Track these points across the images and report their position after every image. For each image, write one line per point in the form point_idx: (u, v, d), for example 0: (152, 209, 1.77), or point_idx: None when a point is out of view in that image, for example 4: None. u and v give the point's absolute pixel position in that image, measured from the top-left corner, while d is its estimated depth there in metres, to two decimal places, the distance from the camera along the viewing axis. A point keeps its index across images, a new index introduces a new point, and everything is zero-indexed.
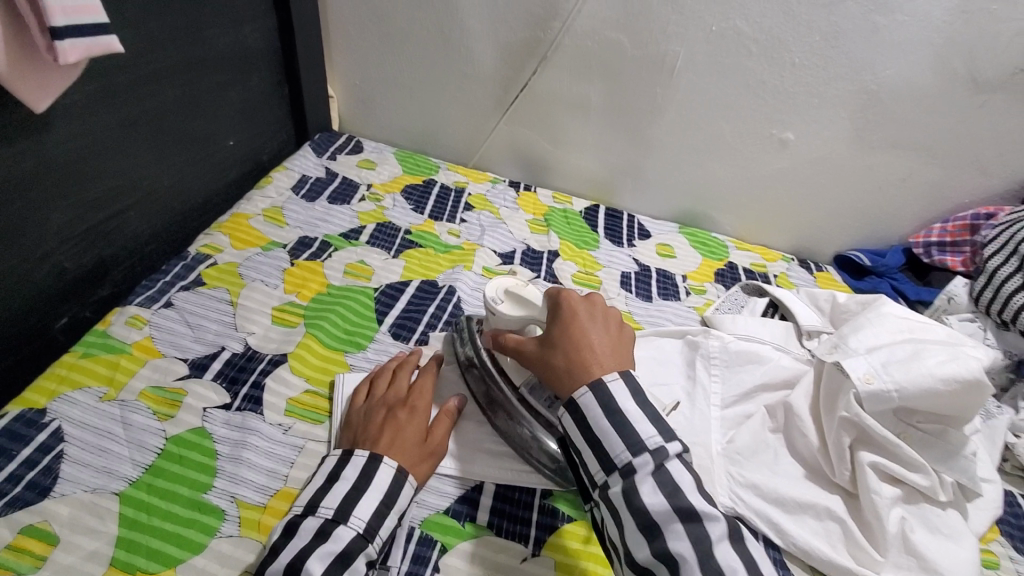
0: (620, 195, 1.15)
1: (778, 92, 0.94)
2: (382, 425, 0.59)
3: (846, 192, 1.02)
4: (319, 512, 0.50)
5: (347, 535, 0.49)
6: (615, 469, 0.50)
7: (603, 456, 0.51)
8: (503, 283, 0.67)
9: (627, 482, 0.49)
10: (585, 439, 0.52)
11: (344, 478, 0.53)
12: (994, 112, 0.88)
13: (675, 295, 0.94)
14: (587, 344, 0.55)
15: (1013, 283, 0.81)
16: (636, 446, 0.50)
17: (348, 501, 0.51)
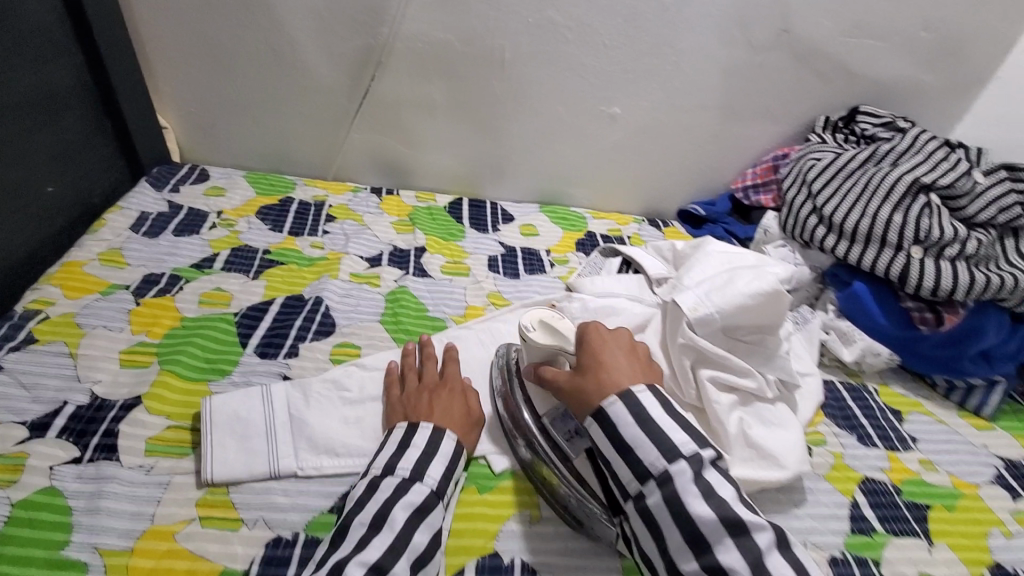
0: (482, 185, 1.20)
1: (598, 72, 1.04)
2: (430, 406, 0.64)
3: (674, 153, 1.15)
4: (398, 471, 0.56)
5: (422, 491, 0.55)
6: (650, 478, 0.54)
7: (637, 465, 0.54)
8: (539, 313, 0.68)
9: (664, 490, 0.52)
10: (613, 446, 0.56)
11: (414, 446, 0.59)
12: (771, 67, 1.03)
13: (540, 268, 1.00)
14: (615, 377, 0.59)
15: (806, 209, 0.95)
16: (671, 453, 0.53)
17: (422, 463, 0.58)
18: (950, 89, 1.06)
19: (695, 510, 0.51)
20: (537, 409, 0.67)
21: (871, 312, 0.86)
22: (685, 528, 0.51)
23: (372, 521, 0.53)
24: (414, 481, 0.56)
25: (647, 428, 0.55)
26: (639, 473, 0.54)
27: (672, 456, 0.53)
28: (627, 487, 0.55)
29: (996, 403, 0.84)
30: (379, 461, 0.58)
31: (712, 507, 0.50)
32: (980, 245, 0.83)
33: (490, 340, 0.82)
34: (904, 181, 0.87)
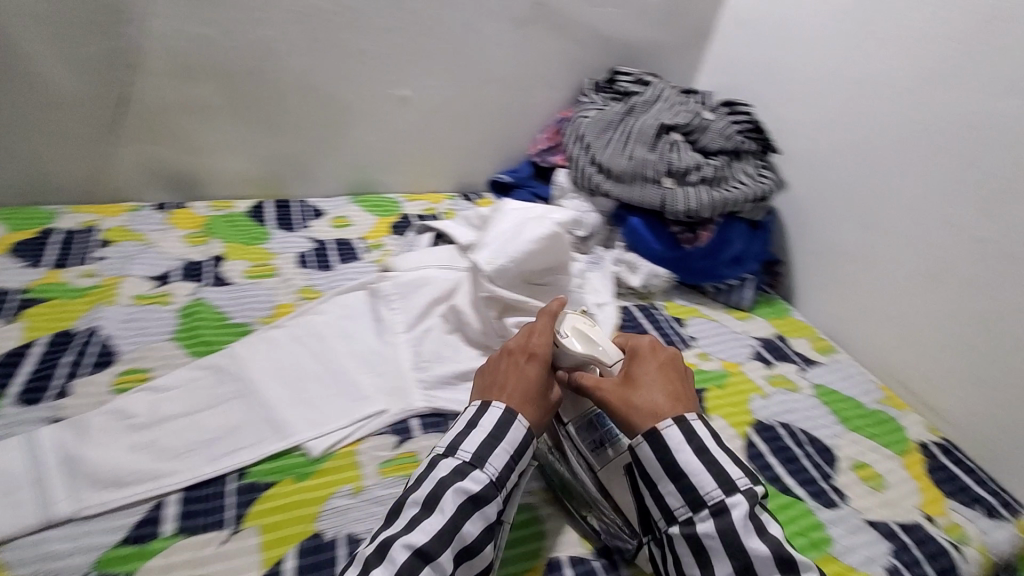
0: (287, 185, 1.15)
1: (377, 56, 1.06)
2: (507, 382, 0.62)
3: (471, 128, 1.21)
4: (459, 453, 0.56)
5: (472, 485, 0.54)
6: (704, 506, 0.53)
7: (693, 494, 0.54)
8: (569, 319, 0.67)
9: (718, 520, 0.52)
10: (660, 467, 0.55)
11: (479, 427, 0.58)
12: (536, 39, 1.13)
13: (354, 256, 1.00)
14: (655, 400, 0.58)
15: (585, 162, 1.05)
16: (729, 485, 0.53)
17: (484, 448, 0.56)
18: (683, 45, 1.24)
19: (751, 545, 0.51)
20: (563, 416, 0.68)
21: (647, 241, 1.00)
22: (735, 556, 0.51)
23: (427, 500, 0.53)
24: (461, 476, 0.54)
25: (708, 462, 0.54)
26: (691, 500, 0.54)
27: (730, 488, 0.53)
28: (676, 512, 0.55)
29: (752, 295, 1.02)
30: (445, 439, 0.59)
31: (766, 543, 0.51)
32: (715, 168, 0.99)
33: (303, 334, 0.80)
34: (652, 125, 1.02)
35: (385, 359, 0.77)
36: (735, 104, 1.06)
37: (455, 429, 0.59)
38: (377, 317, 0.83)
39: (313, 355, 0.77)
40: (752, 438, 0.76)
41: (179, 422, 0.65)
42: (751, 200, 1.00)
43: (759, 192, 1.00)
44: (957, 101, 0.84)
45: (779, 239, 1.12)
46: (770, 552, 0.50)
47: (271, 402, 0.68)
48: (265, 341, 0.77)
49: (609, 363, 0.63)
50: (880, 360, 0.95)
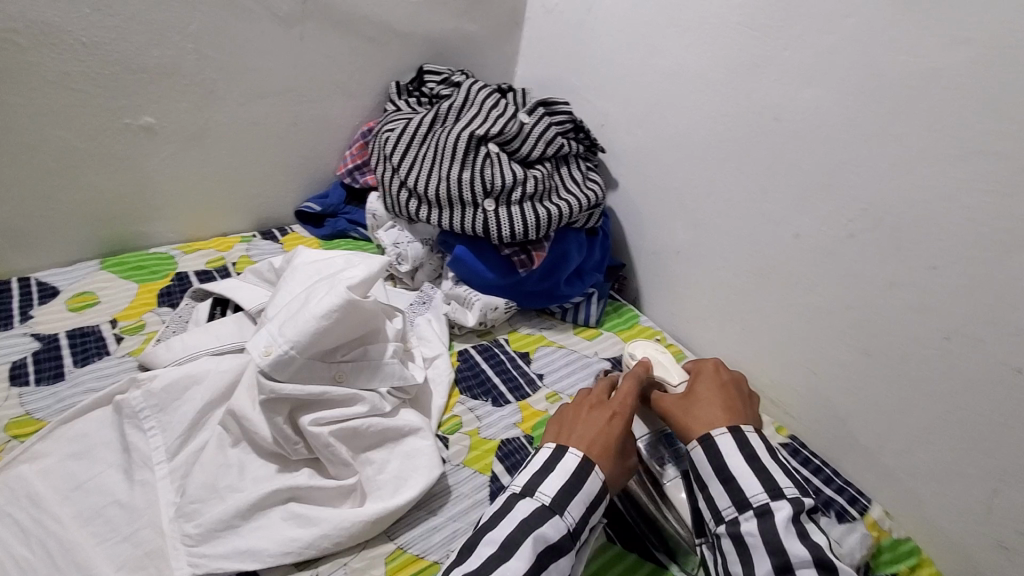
0: (1, 260, 0.85)
1: (91, 77, 0.80)
2: (577, 430, 0.61)
3: (256, 154, 0.99)
4: (538, 494, 0.54)
5: (549, 533, 0.51)
6: (749, 508, 0.52)
7: (737, 494, 0.53)
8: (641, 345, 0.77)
9: (762, 522, 0.51)
10: (710, 469, 0.56)
11: (559, 470, 0.56)
12: (314, 40, 0.94)
13: (101, 350, 0.76)
14: (708, 407, 0.61)
15: (394, 185, 0.90)
16: (774, 489, 0.53)
17: (563, 494, 0.54)
18: (495, 33, 1.12)
19: (792, 549, 0.49)
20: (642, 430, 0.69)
21: (477, 270, 0.87)
22: (774, 554, 0.49)
23: (502, 543, 0.50)
24: (518, 542, 0.50)
25: (755, 466, 0.54)
26: (736, 499, 0.53)
27: (774, 494, 0.52)
28: (722, 512, 0.54)
29: (597, 310, 0.95)
30: (520, 479, 0.56)
31: (806, 547, 0.49)
32: (537, 181, 0.88)
33: (4, 498, 0.56)
34: (462, 137, 0.88)
35: (137, 510, 0.57)
36: (552, 103, 0.96)
37: (530, 471, 0.57)
38: (124, 445, 0.62)
39: (20, 529, 0.54)
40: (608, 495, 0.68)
41: None
42: (583, 210, 0.91)
43: (589, 201, 0.91)
44: (759, 89, 0.79)
45: (618, 239, 1.07)
46: (808, 556, 0.48)
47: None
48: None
49: (676, 380, 0.70)
50: (726, 360, 0.94)
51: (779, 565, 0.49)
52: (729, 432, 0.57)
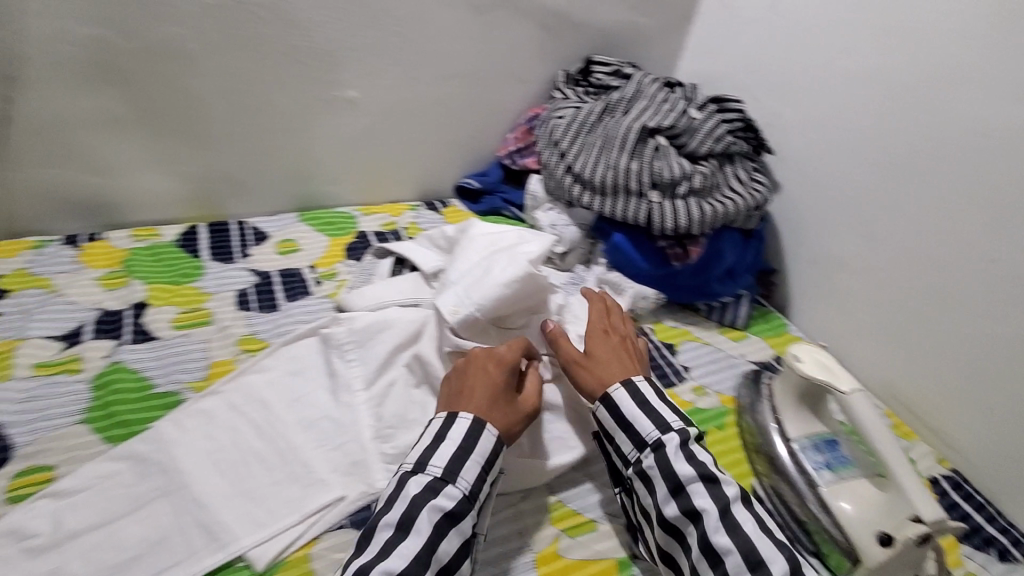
0: (223, 203, 1.00)
1: (316, 53, 0.91)
2: (483, 393, 0.61)
3: (432, 130, 1.07)
4: (432, 469, 0.55)
5: (455, 493, 0.54)
6: (647, 446, 0.59)
7: (636, 436, 0.60)
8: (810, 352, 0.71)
9: (659, 455, 0.58)
10: (614, 421, 0.62)
11: (449, 439, 0.57)
12: (499, 27, 1.00)
13: (303, 290, 0.88)
14: (604, 366, 0.66)
15: (560, 169, 0.95)
16: (663, 426, 0.60)
17: (455, 463, 0.55)
18: (665, 27, 1.13)
19: (681, 468, 0.57)
20: (788, 433, 0.71)
21: (632, 259, 0.91)
22: (668, 479, 0.57)
23: (400, 523, 0.52)
24: (415, 516, 0.52)
25: (645, 409, 0.61)
26: (637, 441, 0.60)
27: (665, 429, 0.60)
28: (647, 437, 0.60)
29: (746, 312, 0.94)
30: (412, 455, 0.57)
31: (694, 466, 0.57)
32: (705, 177, 0.90)
33: (242, 402, 0.68)
34: (633, 129, 0.92)
35: (343, 428, 0.67)
36: (724, 100, 0.96)
37: (421, 445, 0.58)
38: (329, 370, 0.72)
39: (258, 427, 0.66)
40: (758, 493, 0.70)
41: (91, 537, 0.55)
42: (746, 210, 0.91)
43: (754, 201, 0.91)
44: (959, 109, 0.77)
45: (774, 245, 1.06)
46: (695, 472, 0.56)
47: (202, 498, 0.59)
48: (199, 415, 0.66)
49: (844, 388, 0.66)
50: (881, 383, 0.91)
51: (673, 487, 0.56)
52: (623, 387, 0.63)
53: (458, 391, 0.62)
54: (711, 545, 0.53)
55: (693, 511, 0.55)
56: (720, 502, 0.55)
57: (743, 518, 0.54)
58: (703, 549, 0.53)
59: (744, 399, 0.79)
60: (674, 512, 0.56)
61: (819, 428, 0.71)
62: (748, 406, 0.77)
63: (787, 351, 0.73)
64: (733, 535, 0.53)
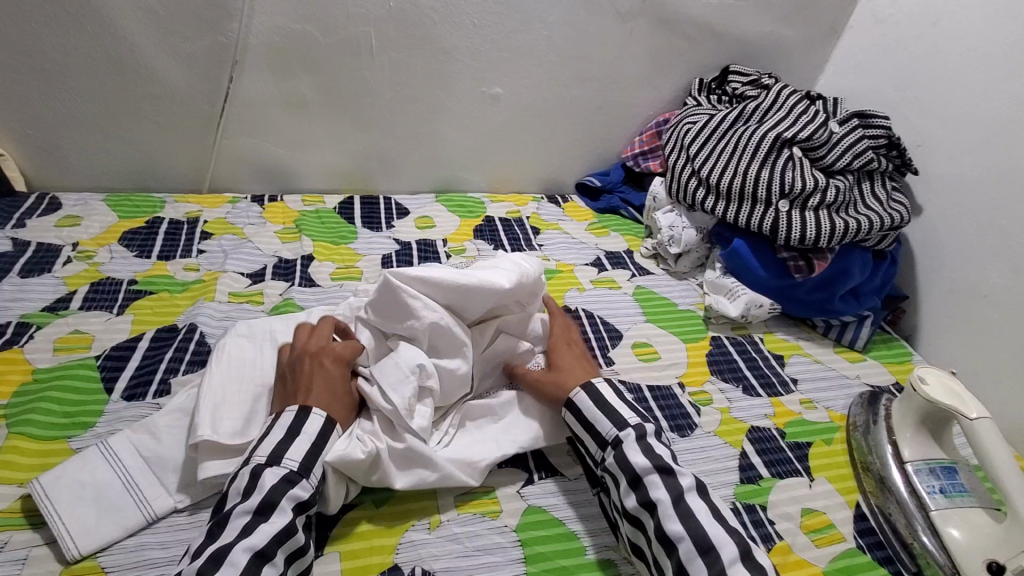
0: (376, 180, 1.14)
1: (472, 52, 1.02)
2: (313, 381, 0.61)
3: (564, 129, 1.14)
4: (287, 463, 0.54)
5: (303, 492, 0.54)
6: (608, 442, 0.60)
7: (597, 435, 0.61)
8: (936, 375, 0.70)
9: (618, 449, 0.59)
10: (580, 424, 0.63)
11: (305, 433, 0.57)
12: (640, 35, 1.05)
13: (436, 260, 0.99)
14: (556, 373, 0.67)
15: (686, 173, 0.97)
16: (619, 421, 0.61)
17: (309, 458, 0.56)
18: (810, 40, 1.12)
19: (634, 459, 0.57)
20: (901, 453, 0.71)
21: (751, 266, 0.91)
22: (625, 472, 0.57)
23: (258, 509, 0.51)
24: (275, 503, 0.52)
25: (603, 407, 0.62)
26: (601, 440, 0.61)
27: (621, 424, 0.60)
28: (607, 435, 0.61)
29: (868, 335, 0.91)
30: (263, 449, 0.55)
31: (647, 457, 0.57)
32: (838, 192, 0.89)
33: (285, 330, 0.73)
34: (768, 138, 0.93)
35: None
36: (870, 115, 0.94)
37: (270, 437, 0.56)
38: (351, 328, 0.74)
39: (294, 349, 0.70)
40: (862, 510, 0.68)
41: None
42: (881, 229, 0.88)
43: (892, 221, 0.88)
44: None
45: (907, 268, 1.00)
46: (649, 463, 0.57)
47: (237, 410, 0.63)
48: (252, 332, 0.72)
49: (971, 414, 0.65)
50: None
51: (630, 479, 0.57)
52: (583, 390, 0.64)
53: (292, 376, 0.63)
54: (665, 533, 0.53)
55: (649, 503, 0.55)
56: (674, 491, 0.55)
57: (696, 506, 0.54)
58: (659, 536, 0.53)
59: (857, 418, 0.78)
60: (634, 504, 0.56)
61: (936, 454, 0.70)
62: (862, 426, 0.76)
63: (911, 373, 0.71)
64: (685, 523, 0.53)
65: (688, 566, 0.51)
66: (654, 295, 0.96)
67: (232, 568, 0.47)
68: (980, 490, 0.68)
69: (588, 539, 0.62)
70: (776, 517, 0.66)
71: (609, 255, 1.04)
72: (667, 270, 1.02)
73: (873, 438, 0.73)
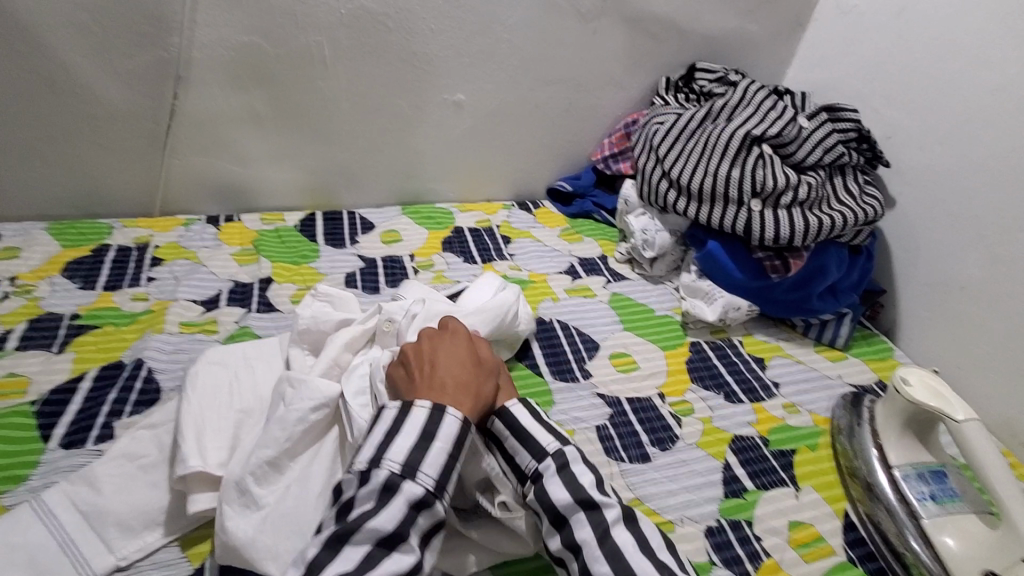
0: (339, 194, 1.10)
1: (431, 59, 0.98)
2: (446, 359, 0.59)
3: (532, 133, 1.11)
4: (387, 464, 0.50)
5: (439, 511, 0.50)
6: (527, 477, 0.56)
7: (516, 469, 0.57)
8: (918, 374, 0.68)
9: (537, 486, 0.55)
10: (501, 458, 0.59)
11: (438, 441, 0.52)
12: (604, 35, 1.03)
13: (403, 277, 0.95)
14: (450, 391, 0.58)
15: (656, 174, 0.95)
16: (537, 452, 0.56)
17: (420, 456, 0.51)
18: (776, 34, 1.11)
19: (556, 497, 0.54)
20: (888, 459, 0.68)
21: (726, 268, 0.89)
22: (547, 511, 0.54)
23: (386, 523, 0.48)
24: (405, 536, 0.48)
25: (520, 435, 0.58)
26: (520, 473, 0.57)
27: (540, 456, 0.56)
28: (525, 468, 0.57)
29: (847, 333, 0.89)
30: (396, 453, 0.51)
31: (568, 491, 0.54)
32: (811, 188, 0.88)
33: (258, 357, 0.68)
34: (737, 136, 0.91)
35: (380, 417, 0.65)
36: (838, 109, 0.93)
37: (374, 441, 0.52)
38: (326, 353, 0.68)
39: (267, 375, 0.66)
40: (851, 520, 0.66)
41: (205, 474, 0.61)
42: (856, 225, 0.87)
43: (866, 215, 0.86)
44: None
45: (883, 262, 0.99)
46: (571, 499, 0.53)
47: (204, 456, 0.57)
48: (225, 358, 0.67)
49: (957, 415, 0.62)
50: (1009, 422, 0.82)
51: (554, 519, 0.53)
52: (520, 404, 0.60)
53: (405, 375, 0.59)
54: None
55: (574, 544, 0.52)
56: (597, 528, 0.52)
57: (621, 540, 0.51)
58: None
59: (841, 421, 0.75)
60: (557, 545, 0.53)
61: (924, 458, 0.68)
62: (845, 429, 0.74)
63: (893, 374, 0.70)
64: (613, 563, 0.50)
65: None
66: (630, 302, 0.93)
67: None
68: (970, 492, 0.66)
69: None
70: (763, 533, 0.63)
71: (583, 261, 1.02)
72: (642, 274, 0.99)
73: (857, 444, 0.71)
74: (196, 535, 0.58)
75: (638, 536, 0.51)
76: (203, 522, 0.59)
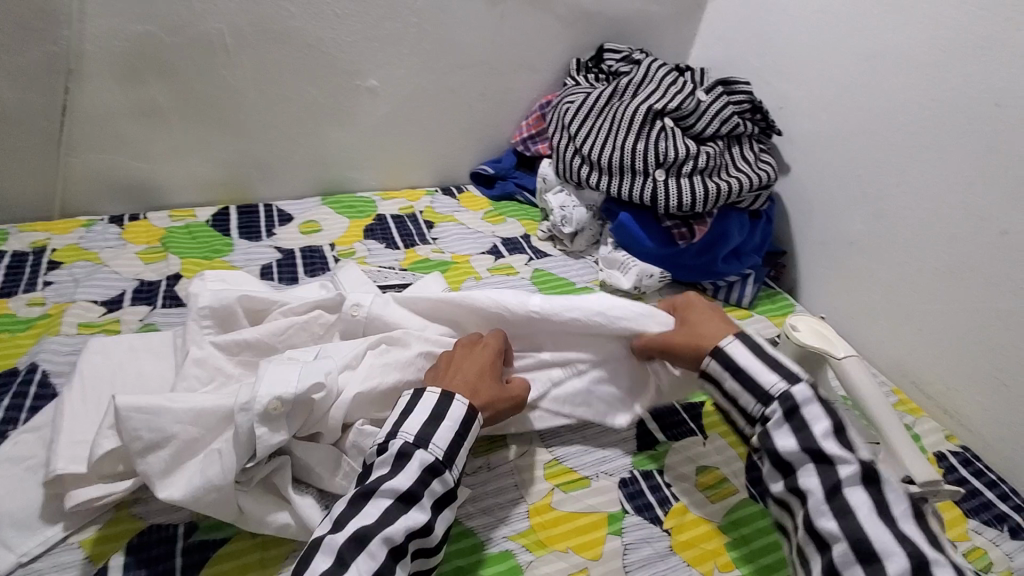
0: (255, 188, 1.06)
1: (340, 44, 0.97)
2: (458, 373, 0.61)
3: (450, 118, 1.12)
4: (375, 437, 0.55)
5: (427, 458, 0.54)
6: (755, 420, 0.60)
7: (743, 412, 0.61)
8: (806, 321, 0.73)
9: (764, 429, 0.59)
10: (724, 397, 0.62)
11: (416, 411, 0.56)
12: (512, 17, 1.04)
13: (323, 267, 0.93)
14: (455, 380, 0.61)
15: (568, 151, 0.98)
16: (764, 397, 0.59)
17: (400, 419, 0.56)
18: (677, 14, 1.16)
19: (782, 444, 0.57)
20: None
21: (639, 238, 0.93)
22: (772, 455, 0.58)
23: (361, 493, 0.52)
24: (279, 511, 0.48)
25: (745, 382, 0.60)
26: (747, 415, 0.61)
27: (768, 400, 0.59)
28: (753, 411, 0.60)
29: (752, 292, 0.95)
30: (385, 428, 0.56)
31: (797, 440, 0.57)
32: (709, 157, 0.93)
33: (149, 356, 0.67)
34: (641, 110, 0.95)
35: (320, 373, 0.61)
36: (732, 83, 0.98)
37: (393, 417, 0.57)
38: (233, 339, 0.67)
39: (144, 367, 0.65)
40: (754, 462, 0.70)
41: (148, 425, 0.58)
42: (753, 189, 0.93)
43: (761, 180, 0.92)
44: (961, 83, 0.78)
45: (784, 226, 1.06)
46: (799, 447, 0.56)
47: (169, 407, 0.55)
48: (114, 355, 0.66)
49: (840, 354, 0.68)
50: (896, 362, 0.90)
51: (779, 462, 0.57)
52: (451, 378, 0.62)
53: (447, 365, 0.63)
54: (816, 526, 0.54)
55: (798, 489, 0.56)
56: (830, 483, 0.54)
57: (854, 500, 0.53)
58: (809, 530, 0.54)
59: None
60: (781, 488, 0.57)
61: None
62: None
63: (785, 321, 0.74)
64: (841, 519, 0.53)
65: (842, 566, 0.51)
66: (551, 276, 0.95)
67: (371, 560, 0.48)
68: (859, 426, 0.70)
69: (485, 532, 0.60)
70: (673, 479, 0.67)
71: (505, 241, 1.03)
72: (563, 250, 1.02)
73: None
74: (99, 535, 0.56)
75: (874, 503, 0.52)
76: (106, 521, 0.57)
